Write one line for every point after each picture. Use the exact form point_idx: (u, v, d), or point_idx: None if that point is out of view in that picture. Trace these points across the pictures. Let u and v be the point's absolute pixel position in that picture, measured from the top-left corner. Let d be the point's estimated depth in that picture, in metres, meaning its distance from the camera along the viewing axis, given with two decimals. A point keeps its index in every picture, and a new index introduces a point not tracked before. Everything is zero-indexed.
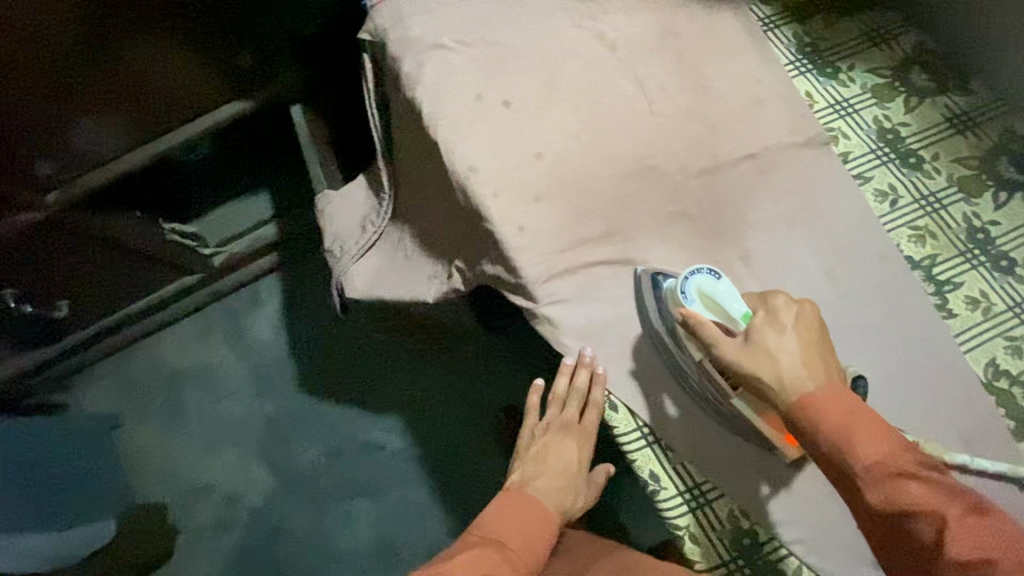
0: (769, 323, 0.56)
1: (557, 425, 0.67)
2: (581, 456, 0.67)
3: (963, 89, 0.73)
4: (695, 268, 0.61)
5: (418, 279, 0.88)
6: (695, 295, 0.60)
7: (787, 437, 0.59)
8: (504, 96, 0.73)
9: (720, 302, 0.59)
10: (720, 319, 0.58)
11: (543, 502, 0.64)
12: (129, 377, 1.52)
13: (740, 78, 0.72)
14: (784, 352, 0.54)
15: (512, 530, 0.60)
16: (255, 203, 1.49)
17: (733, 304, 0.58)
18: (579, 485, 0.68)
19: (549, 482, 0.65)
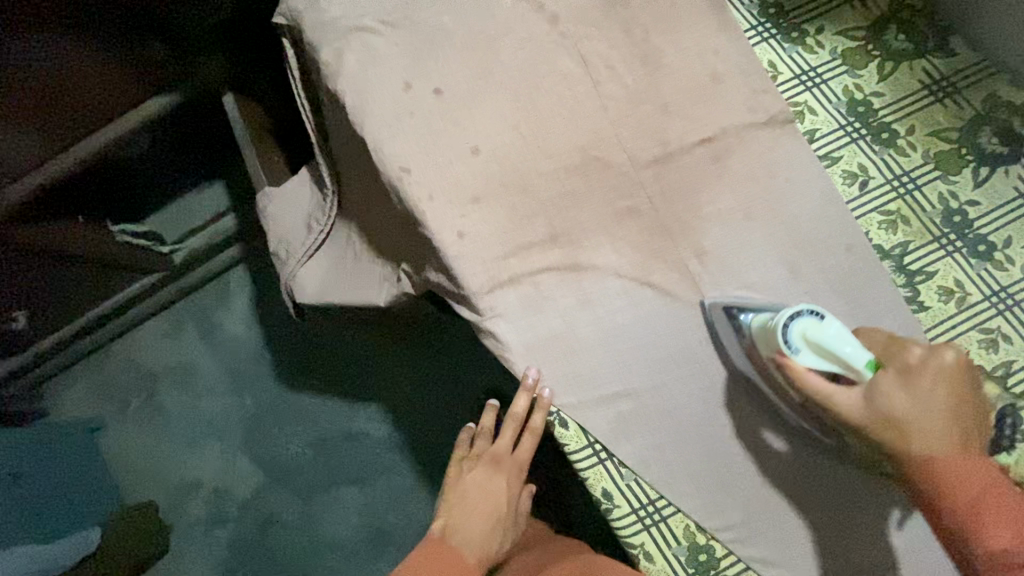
0: (901, 383, 0.49)
1: (487, 460, 0.63)
2: (509, 494, 0.63)
3: (943, 49, 0.64)
4: (795, 310, 0.51)
5: (368, 282, 0.83)
6: (800, 343, 0.51)
7: None
8: (434, 83, 0.66)
9: (830, 350, 0.50)
10: (835, 367, 0.50)
11: (466, 553, 0.58)
12: (106, 379, 1.50)
13: (695, 49, 0.65)
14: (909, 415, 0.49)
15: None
16: (209, 192, 1.43)
17: (845, 346, 0.50)
18: (509, 525, 0.63)
19: (474, 526, 0.60)
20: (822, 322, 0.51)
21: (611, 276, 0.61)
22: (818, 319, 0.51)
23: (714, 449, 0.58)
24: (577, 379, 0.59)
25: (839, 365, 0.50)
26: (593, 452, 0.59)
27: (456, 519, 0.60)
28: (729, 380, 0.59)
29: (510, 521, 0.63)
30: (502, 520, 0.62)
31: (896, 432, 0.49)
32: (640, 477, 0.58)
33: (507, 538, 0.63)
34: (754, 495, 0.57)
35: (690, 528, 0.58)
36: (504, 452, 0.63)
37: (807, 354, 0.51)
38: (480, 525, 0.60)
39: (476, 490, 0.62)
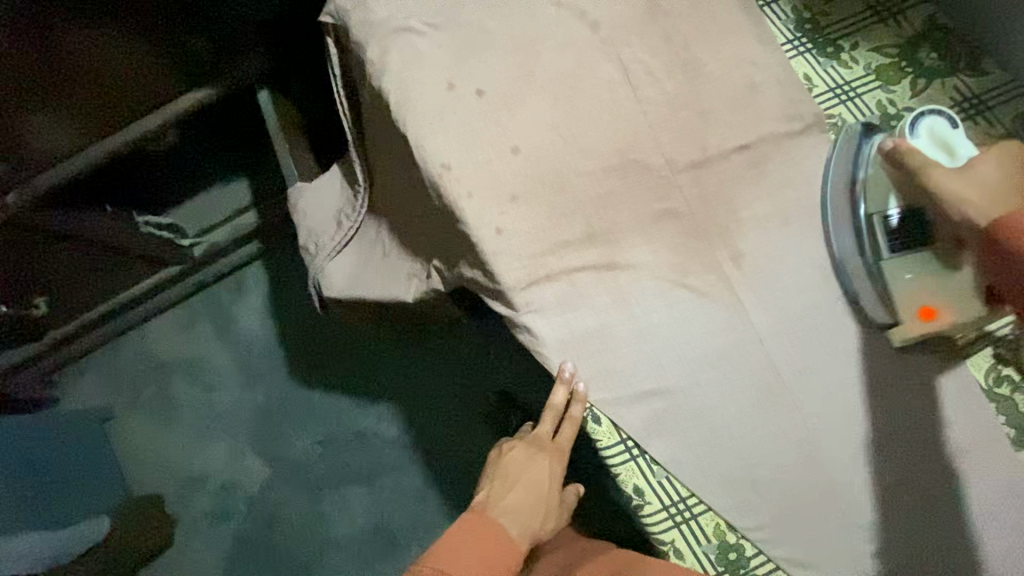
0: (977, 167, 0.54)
1: (527, 442, 0.62)
2: (551, 478, 0.61)
3: (973, 69, 0.65)
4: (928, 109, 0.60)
5: (397, 277, 0.84)
6: (923, 131, 0.59)
7: (927, 314, 0.59)
8: (477, 84, 0.68)
9: (947, 141, 0.58)
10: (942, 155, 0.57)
11: (509, 528, 0.57)
12: (119, 370, 1.51)
13: (733, 59, 0.67)
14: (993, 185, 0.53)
15: (470, 561, 0.53)
16: (231, 190, 1.40)
17: (954, 145, 0.58)
18: (551, 507, 0.61)
19: (516, 505, 0.59)
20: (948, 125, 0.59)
21: (646, 276, 0.62)
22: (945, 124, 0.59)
23: (746, 449, 0.58)
24: (610, 376, 0.60)
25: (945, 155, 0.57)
26: (625, 450, 0.59)
27: (497, 498, 0.59)
28: (760, 381, 0.60)
29: (552, 506, 0.61)
30: (544, 503, 0.60)
31: (976, 192, 0.53)
32: (672, 475, 0.58)
33: (548, 524, 0.61)
34: (783, 496, 0.57)
35: (721, 526, 0.58)
36: (544, 438, 0.61)
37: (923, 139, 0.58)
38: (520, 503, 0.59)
39: (517, 470, 0.61)
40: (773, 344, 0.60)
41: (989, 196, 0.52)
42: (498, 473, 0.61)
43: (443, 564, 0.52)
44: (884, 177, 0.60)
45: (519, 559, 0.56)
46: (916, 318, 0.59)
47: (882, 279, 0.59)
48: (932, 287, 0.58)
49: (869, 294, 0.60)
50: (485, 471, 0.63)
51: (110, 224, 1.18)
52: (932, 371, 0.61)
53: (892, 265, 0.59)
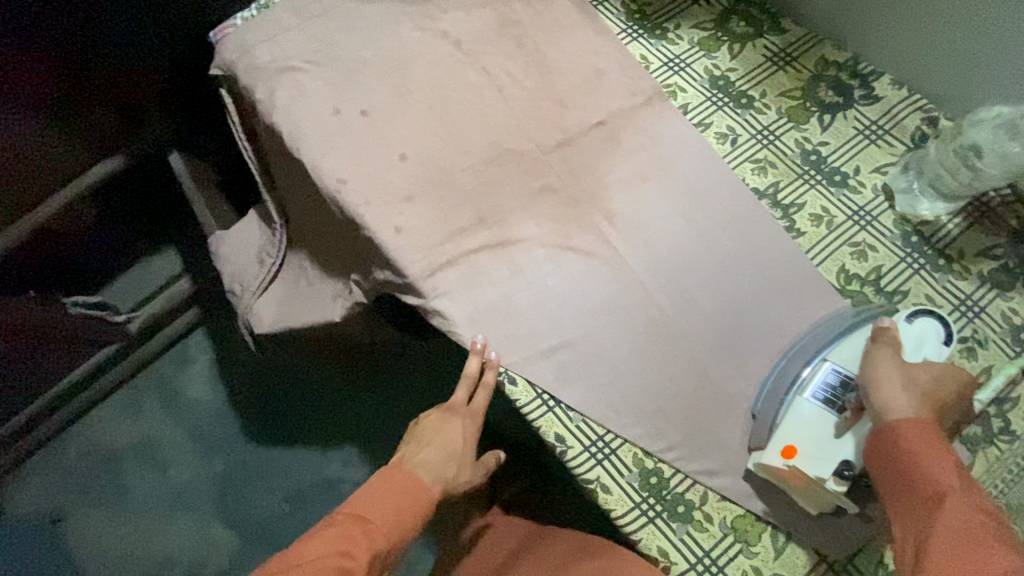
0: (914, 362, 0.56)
1: (442, 408, 0.67)
2: (466, 437, 0.66)
3: (777, 29, 0.77)
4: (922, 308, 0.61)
5: (321, 300, 0.87)
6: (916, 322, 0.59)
7: (790, 456, 0.58)
8: (360, 106, 0.75)
9: (919, 343, 0.58)
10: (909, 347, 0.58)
11: (420, 476, 0.62)
12: (64, 466, 1.44)
13: (580, 53, 0.76)
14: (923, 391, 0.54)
15: (385, 507, 0.58)
16: (163, 260, 1.44)
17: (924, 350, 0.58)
18: (465, 462, 0.66)
19: (431, 460, 0.64)
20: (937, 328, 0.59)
21: (535, 246, 0.69)
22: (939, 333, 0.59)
23: (648, 380, 0.63)
24: (519, 339, 0.65)
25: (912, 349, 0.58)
26: (543, 403, 0.65)
27: (414, 453, 0.64)
28: (649, 319, 0.66)
29: (466, 461, 0.66)
30: (458, 458, 0.65)
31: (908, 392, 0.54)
32: (585, 416, 0.63)
33: (463, 478, 0.66)
34: (689, 415, 0.62)
35: (638, 455, 0.62)
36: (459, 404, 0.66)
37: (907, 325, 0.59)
38: (435, 456, 0.64)
39: (432, 431, 0.66)
40: (770, 394, 0.61)
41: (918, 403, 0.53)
42: (415, 434, 0.66)
43: (357, 509, 0.58)
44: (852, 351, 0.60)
45: (430, 505, 0.61)
46: (778, 455, 0.58)
47: (782, 415, 0.59)
48: (827, 441, 0.57)
49: (771, 414, 0.60)
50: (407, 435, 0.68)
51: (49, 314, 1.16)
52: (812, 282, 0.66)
53: (803, 406, 0.59)
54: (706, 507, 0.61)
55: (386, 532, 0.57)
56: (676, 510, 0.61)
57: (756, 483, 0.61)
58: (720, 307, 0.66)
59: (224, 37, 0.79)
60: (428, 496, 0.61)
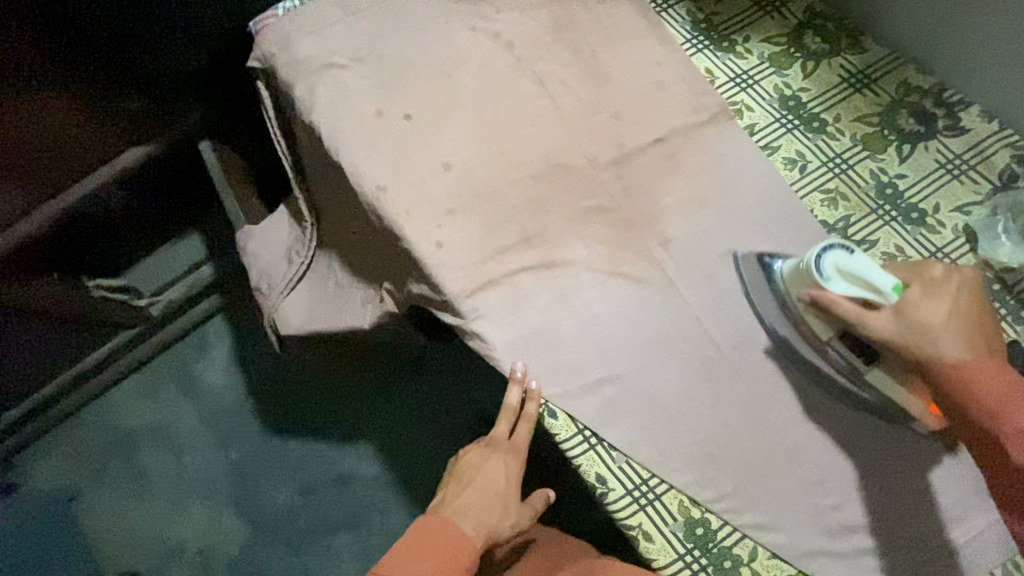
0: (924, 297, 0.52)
1: (482, 446, 0.67)
2: (508, 474, 0.66)
3: (855, 47, 0.71)
4: (827, 243, 0.55)
5: (350, 307, 0.84)
6: (832, 273, 0.54)
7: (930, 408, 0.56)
8: (404, 109, 0.71)
9: (863, 277, 0.53)
10: (867, 294, 0.53)
11: (462, 524, 0.60)
12: (80, 446, 1.45)
13: (641, 63, 0.71)
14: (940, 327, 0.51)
15: (428, 563, 0.56)
16: (185, 247, 1.42)
17: (878, 276, 0.53)
18: (510, 502, 0.65)
19: (472, 503, 0.63)
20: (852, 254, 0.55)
21: (583, 270, 0.65)
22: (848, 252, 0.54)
23: (699, 422, 0.60)
24: (561, 369, 0.62)
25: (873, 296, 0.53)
26: (585, 441, 0.61)
27: (453, 498, 0.63)
28: (702, 357, 0.62)
29: (510, 501, 0.65)
30: (502, 497, 0.64)
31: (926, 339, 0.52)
32: (631, 458, 0.59)
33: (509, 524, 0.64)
34: (741, 463, 0.58)
35: (685, 503, 0.59)
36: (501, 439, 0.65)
37: (838, 283, 0.55)
38: (477, 499, 0.63)
39: (472, 470, 0.65)
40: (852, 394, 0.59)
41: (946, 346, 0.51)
42: (454, 477, 0.66)
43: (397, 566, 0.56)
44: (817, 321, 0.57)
45: (476, 555, 0.59)
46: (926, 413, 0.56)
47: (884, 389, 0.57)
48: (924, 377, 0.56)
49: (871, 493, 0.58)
50: (447, 479, 0.67)
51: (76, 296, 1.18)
52: None
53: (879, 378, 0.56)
54: (754, 564, 0.58)
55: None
56: (723, 565, 0.58)
57: (811, 541, 0.57)
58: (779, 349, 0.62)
59: (264, 27, 0.75)
60: (472, 544, 0.59)
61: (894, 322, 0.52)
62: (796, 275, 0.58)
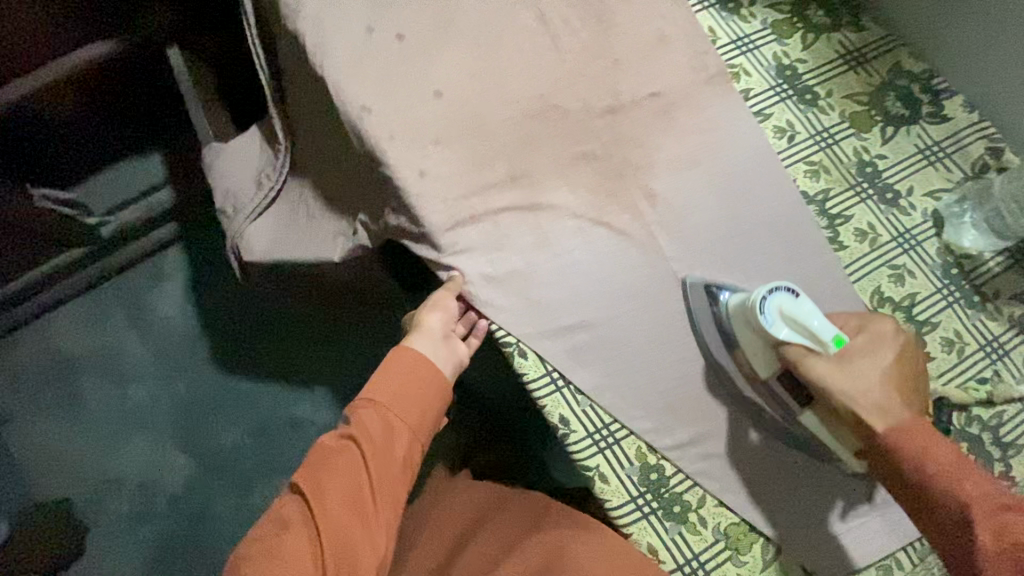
0: (867, 346, 0.54)
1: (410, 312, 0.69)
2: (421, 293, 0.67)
3: (855, 25, 0.72)
4: (772, 286, 0.56)
5: (322, 237, 0.81)
6: (775, 317, 0.55)
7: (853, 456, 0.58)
8: (396, 29, 0.67)
9: (802, 323, 0.54)
10: (808, 340, 0.54)
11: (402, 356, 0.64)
12: (15, 366, 1.36)
13: (644, 12, 0.70)
14: (885, 376, 0.54)
15: (387, 390, 0.62)
16: (147, 166, 1.33)
17: (817, 322, 0.54)
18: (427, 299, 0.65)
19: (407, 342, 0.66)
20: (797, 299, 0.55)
21: (567, 216, 0.64)
22: (791, 296, 0.55)
23: (661, 373, 0.61)
24: (535, 311, 0.62)
25: (811, 342, 0.54)
26: (551, 382, 0.61)
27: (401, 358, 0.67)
28: (674, 311, 0.63)
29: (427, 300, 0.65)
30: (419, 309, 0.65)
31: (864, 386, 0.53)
32: (595, 402, 0.60)
33: (435, 321, 0.62)
34: (697, 416, 0.61)
35: (642, 449, 0.60)
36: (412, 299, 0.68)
37: (780, 328, 0.55)
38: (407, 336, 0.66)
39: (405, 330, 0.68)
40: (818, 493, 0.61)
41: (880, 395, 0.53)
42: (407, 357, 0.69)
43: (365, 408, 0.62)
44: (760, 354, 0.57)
45: (405, 359, 0.62)
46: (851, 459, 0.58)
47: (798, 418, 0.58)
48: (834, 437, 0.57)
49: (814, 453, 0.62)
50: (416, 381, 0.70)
51: (26, 203, 1.09)
52: (851, 297, 0.63)
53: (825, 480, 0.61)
54: (702, 511, 0.60)
55: (399, 410, 0.62)
56: (673, 510, 0.59)
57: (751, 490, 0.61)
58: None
59: None
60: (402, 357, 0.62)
61: (835, 365, 0.54)
62: (742, 316, 0.58)
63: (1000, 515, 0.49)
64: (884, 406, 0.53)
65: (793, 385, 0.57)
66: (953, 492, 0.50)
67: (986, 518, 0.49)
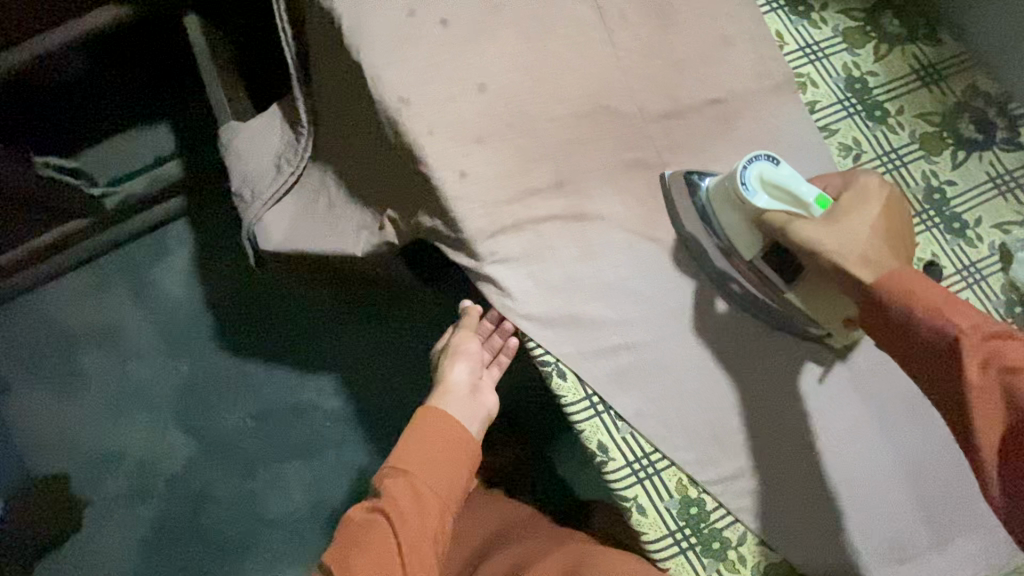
0: (856, 199, 0.50)
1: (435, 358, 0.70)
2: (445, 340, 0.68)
3: (931, 38, 0.67)
4: (752, 156, 0.55)
5: (345, 230, 0.76)
6: (756, 186, 0.53)
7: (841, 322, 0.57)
8: (441, 13, 0.62)
9: (786, 187, 0.52)
10: (791, 205, 0.52)
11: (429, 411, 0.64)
12: (14, 336, 1.32)
13: (708, 11, 0.65)
14: (871, 228, 0.49)
15: (416, 456, 0.59)
16: (153, 136, 1.25)
17: (802, 187, 0.52)
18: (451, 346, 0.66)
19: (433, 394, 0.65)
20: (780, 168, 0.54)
21: (615, 228, 0.61)
22: (772, 164, 0.54)
23: (704, 402, 0.59)
24: (577, 329, 0.58)
25: (797, 207, 0.52)
26: (590, 406, 0.58)
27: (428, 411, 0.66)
28: (722, 335, 0.60)
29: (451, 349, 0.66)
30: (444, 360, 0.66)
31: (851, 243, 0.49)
32: (636, 429, 0.57)
33: (461, 371, 0.64)
34: (741, 448, 0.58)
35: (682, 481, 0.58)
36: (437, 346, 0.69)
37: (762, 197, 0.53)
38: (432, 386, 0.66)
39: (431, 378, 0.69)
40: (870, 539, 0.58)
41: (870, 248, 0.48)
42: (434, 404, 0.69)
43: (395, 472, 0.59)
44: (744, 233, 0.56)
45: (436, 420, 0.60)
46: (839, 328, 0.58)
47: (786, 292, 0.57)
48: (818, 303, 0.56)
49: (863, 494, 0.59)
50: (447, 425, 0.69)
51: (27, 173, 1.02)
52: None
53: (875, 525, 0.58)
54: (741, 548, 0.58)
55: (432, 478, 0.59)
56: (711, 546, 0.57)
57: (794, 529, 0.58)
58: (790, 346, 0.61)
59: None
60: (432, 417, 0.61)
61: (819, 224, 0.50)
62: (723, 199, 0.57)
63: (992, 348, 0.43)
64: (871, 257, 0.48)
65: (778, 257, 0.55)
66: (944, 322, 0.44)
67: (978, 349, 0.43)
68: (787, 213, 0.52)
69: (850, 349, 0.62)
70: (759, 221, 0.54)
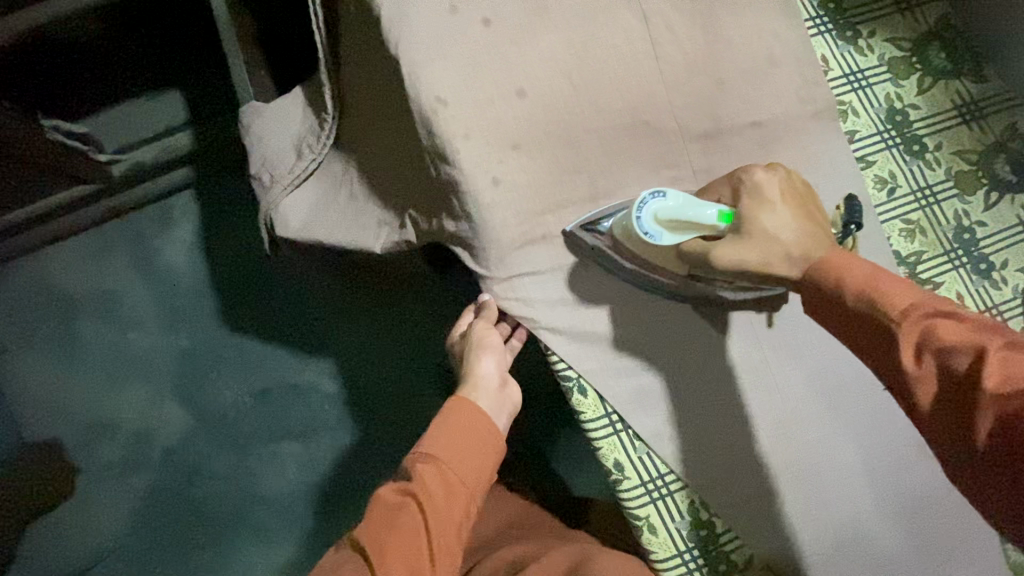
0: (753, 201, 0.50)
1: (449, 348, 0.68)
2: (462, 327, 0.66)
3: (976, 74, 0.67)
4: (640, 200, 0.55)
5: (365, 224, 0.74)
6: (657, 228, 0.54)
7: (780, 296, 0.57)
8: (485, 11, 0.60)
9: (683, 219, 0.53)
10: (702, 234, 0.53)
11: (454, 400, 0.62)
12: (13, 299, 1.30)
13: (756, 29, 0.63)
14: (788, 220, 0.48)
15: (444, 442, 0.58)
16: (164, 103, 1.20)
17: (697, 210, 0.53)
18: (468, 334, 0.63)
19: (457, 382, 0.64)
20: (668, 201, 0.54)
21: None
22: (661, 199, 0.55)
23: (719, 425, 0.60)
24: (601, 347, 0.59)
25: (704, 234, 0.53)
26: (608, 424, 0.58)
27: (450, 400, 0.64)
28: (743, 360, 0.61)
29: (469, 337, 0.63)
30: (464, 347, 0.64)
31: (768, 247, 0.48)
32: (653, 450, 0.59)
33: (489, 365, 0.62)
34: (752, 473, 0.60)
35: (694, 503, 0.59)
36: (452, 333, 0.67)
37: (667, 234, 0.54)
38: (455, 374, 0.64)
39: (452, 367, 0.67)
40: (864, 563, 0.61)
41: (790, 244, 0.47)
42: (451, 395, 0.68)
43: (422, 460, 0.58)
44: (666, 260, 0.56)
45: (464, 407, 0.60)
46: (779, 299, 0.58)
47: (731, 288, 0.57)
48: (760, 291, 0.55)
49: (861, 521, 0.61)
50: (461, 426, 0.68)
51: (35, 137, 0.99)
52: None
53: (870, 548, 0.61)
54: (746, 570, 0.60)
55: (460, 466, 0.58)
56: (718, 567, 0.60)
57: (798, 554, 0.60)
58: (805, 376, 0.62)
59: None
60: (461, 405, 0.60)
61: (736, 240, 0.49)
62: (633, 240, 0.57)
63: (929, 324, 0.41)
64: (796, 253, 0.47)
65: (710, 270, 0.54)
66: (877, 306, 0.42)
67: (920, 329, 0.41)
68: (700, 242, 0.52)
69: (859, 375, 0.63)
70: (681, 254, 0.54)
